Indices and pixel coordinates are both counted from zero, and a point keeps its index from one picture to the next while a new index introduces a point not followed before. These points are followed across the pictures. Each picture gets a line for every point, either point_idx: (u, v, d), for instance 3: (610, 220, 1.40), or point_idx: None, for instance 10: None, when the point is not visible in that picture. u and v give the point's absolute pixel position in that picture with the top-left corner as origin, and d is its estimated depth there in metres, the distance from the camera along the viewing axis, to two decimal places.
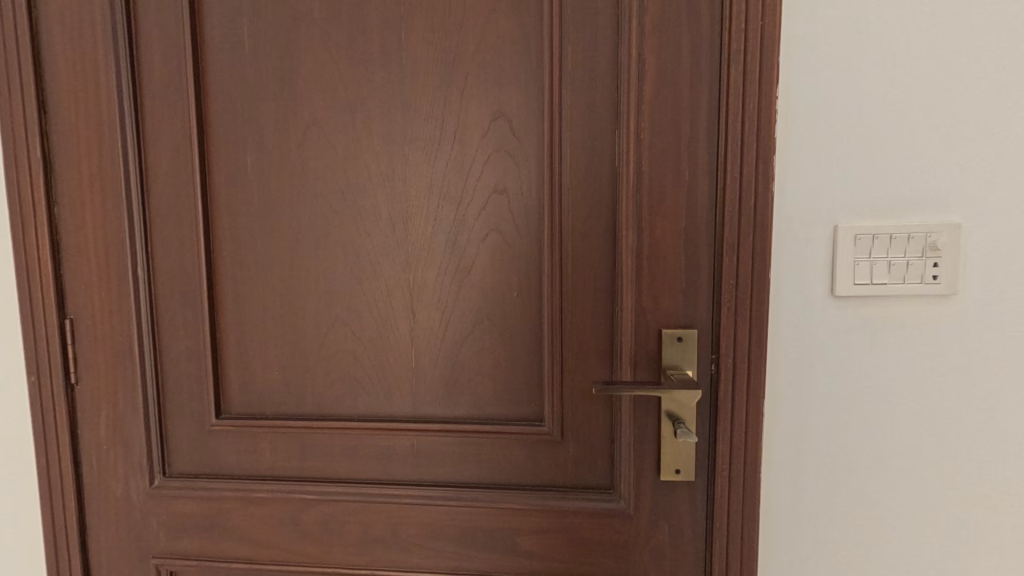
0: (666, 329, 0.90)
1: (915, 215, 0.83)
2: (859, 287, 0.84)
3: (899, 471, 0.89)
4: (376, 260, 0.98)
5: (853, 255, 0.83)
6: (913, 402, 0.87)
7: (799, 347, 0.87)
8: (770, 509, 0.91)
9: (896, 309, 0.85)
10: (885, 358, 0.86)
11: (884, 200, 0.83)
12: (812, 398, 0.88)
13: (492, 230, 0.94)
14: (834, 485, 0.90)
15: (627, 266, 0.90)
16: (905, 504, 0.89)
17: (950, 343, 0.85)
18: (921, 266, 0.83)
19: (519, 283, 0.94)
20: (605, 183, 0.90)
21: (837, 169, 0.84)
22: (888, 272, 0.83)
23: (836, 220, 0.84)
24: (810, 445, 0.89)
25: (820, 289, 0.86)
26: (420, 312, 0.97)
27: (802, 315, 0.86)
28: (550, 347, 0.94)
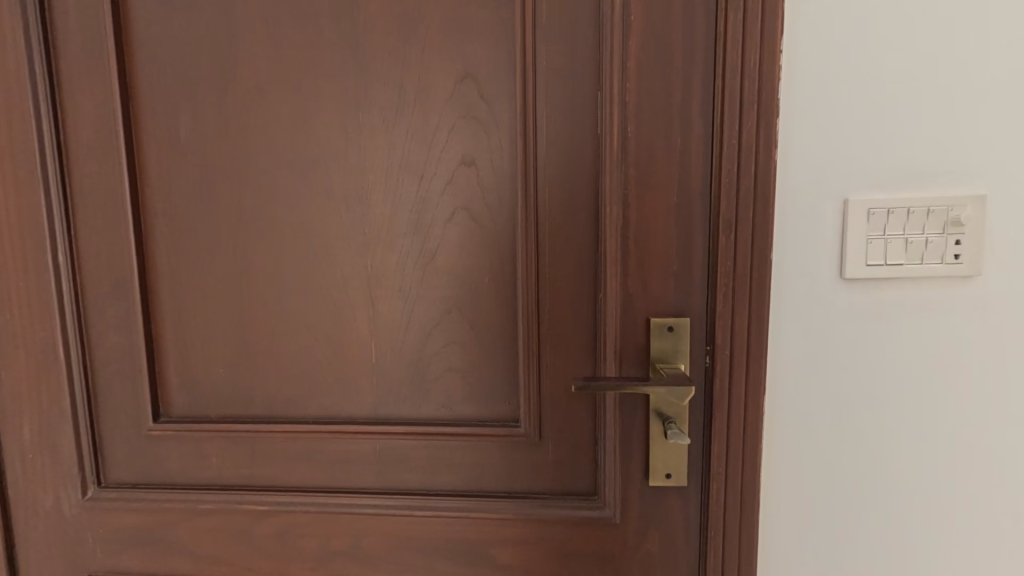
0: (655, 317, 0.81)
1: (935, 187, 0.73)
2: (871, 269, 0.74)
3: (915, 472, 0.80)
4: (330, 243, 0.87)
5: (866, 233, 0.74)
6: (929, 396, 0.78)
7: (803, 337, 0.78)
8: (770, 516, 0.82)
9: (912, 293, 0.76)
10: (900, 348, 0.77)
11: (901, 170, 0.74)
12: (817, 392, 0.79)
13: (460, 207, 0.83)
14: (841, 488, 0.81)
15: (613, 248, 0.80)
16: (918, 508, 0.81)
17: (971, 330, 0.76)
18: (942, 243, 0.73)
19: (492, 268, 0.84)
20: (586, 152, 0.79)
21: (849, 135, 0.74)
22: (904, 251, 0.73)
23: (847, 194, 0.74)
24: (815, 445, 0.80)
25: (828, 272, 0.76)
26: (381, 301, 0.87)
27: (808, 301, 0.77)
28: (526, 339, 0.84)
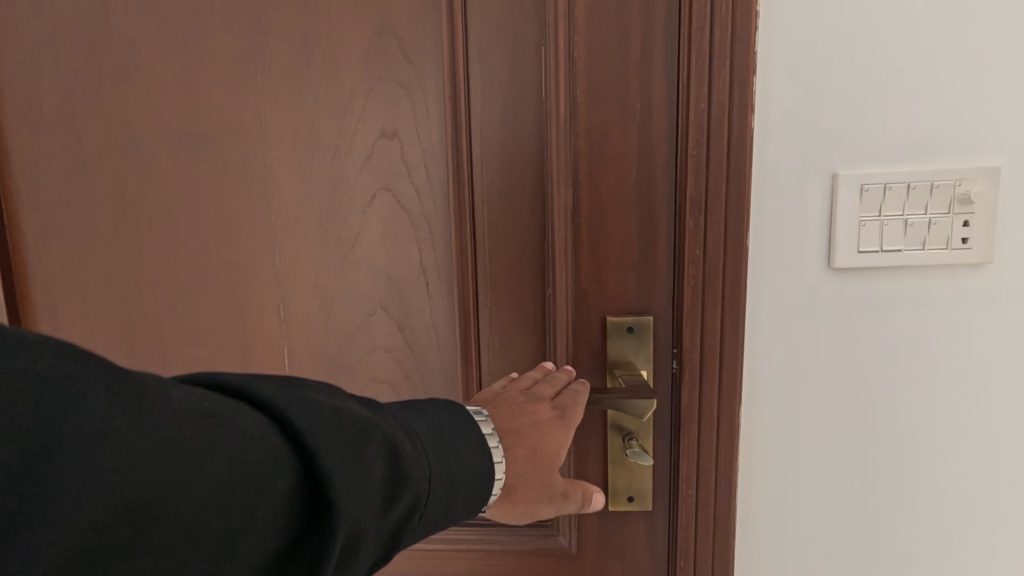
0: (613, 316, 0.69)
1: (941, 157, 0.61)
2: (864, 257, 0.63)
3: (915, 491, 0.69)
4: (229, 232, 0.72)
5: (857, 214, 0.62)
6: (931, 403, 0.67)
7: (784, 337, 0.66)
8: (747, 544, 0.71)
9: (911, 284, 0.64)
10: (896, 348, 0.66)
11: (901, 138, 0.62)
12: (800, 401, 0.68)
13: (382, 189, 0.70)
14: (831, 510, 0.70)
15: (562, 234, 0.67)
16: (915, 533, 0.70)
17: (979, 325, 0.65)
18: (949, 225, 0.61)
19: (422, 259, 0.71)
20: (529, 120, 0.66)
21: (840, 95, 0.61)
22: (904, 235, 0.62)
23: (836, 166, 0.62)
24: (800, 461, 0.69)
25: (813, 260, 0.64)
26: (293, 301, 0.73)
27: (789, 295, 0.65)
28: (465, 343, 0.72)
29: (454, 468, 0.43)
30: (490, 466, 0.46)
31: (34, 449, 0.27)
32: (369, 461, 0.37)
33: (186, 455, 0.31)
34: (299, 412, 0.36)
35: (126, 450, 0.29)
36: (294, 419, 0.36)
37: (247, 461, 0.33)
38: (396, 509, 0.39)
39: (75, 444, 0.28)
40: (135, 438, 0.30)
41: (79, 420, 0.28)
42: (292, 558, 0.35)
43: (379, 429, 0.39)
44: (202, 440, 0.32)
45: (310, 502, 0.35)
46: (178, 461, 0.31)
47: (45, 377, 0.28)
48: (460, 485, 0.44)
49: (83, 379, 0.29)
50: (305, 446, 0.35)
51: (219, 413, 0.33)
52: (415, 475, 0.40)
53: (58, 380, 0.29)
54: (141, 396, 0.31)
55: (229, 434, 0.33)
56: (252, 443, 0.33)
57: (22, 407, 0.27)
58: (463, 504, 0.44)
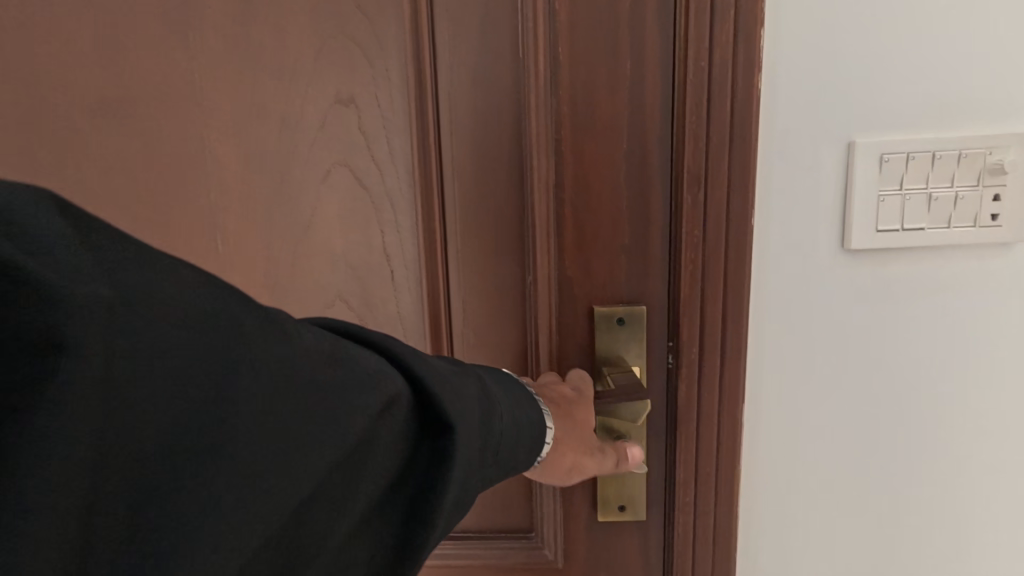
0: (602, 307, 0.61)
1: (970, 122, 0.54)
2: (883, 237, 0.56)
3: (941, 495, 0.62)
4: (164, 215, 0.63)
5: (877, 187, 0.55)
6: (959, 399, 0.60)
7: (794, 327, 0.59)
8: (750, 555, 0.64)
9: (934, 267, 0.57)
10: (919, 339, 0.59)
11: (926, 101, 0.54)
12: (813, 398, 0.61)
13: (337, 164, 0.61)
14: (847, 517, 0.63)
15: (544, 213, 0.59)
16: (937, 542, 0.63)
17: (1012, 312, 0.58)
18: (979, 198, 0.55)
19: (386, 244, 0.62)
20: (504, 81, 0.58)
21: (860, 53, 0.54)
22: (928, 212, 0.55)
23: (853, 135, 0.55)
24: (813, 463, 0.62)
25: (825, 241, 0.57)
26: (240, 292, 0.65)
27: (800, 281, 0.58)
28: (436, 337, 0.64)
29: (519, 412, 0.45)
30: (539, 415, 0.47)
31: (218, 385, 0.29)
32: (464, 399, 0.40)
33: (333, 389, 0.33)
34: (405, 356, 0.39)
35: (290, 394, 0.31)
36: (412, 363, 0.39)
37: (378, 395, 0.35)
38: (487, 449, 0.41)
39: (254, 380, 0.30)
40: (292, 377, 0.32)
41: (248, 384, 0.30)
42: (410, 481, 0.38)
43: (466, 376, 0.42)
44: (342, 377, 0.34)
45: (421, 433, 0.38)
46: (323, 394, 0.33)
47: (221, 324, 0.30)
48: (524, 431, 0.45)
49: (250, 325, 0.31)
50: (416, 383, 0.38)
51: (347, 355, 0.35)
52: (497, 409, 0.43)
53: (234, 348, 0.30)
54: (296, 337, 0.33)
55: (363, 372, 0.35)
56: (377, 380, 0.36)
57: (182, 351, 0.29)
58: (525, 450, 0.45)
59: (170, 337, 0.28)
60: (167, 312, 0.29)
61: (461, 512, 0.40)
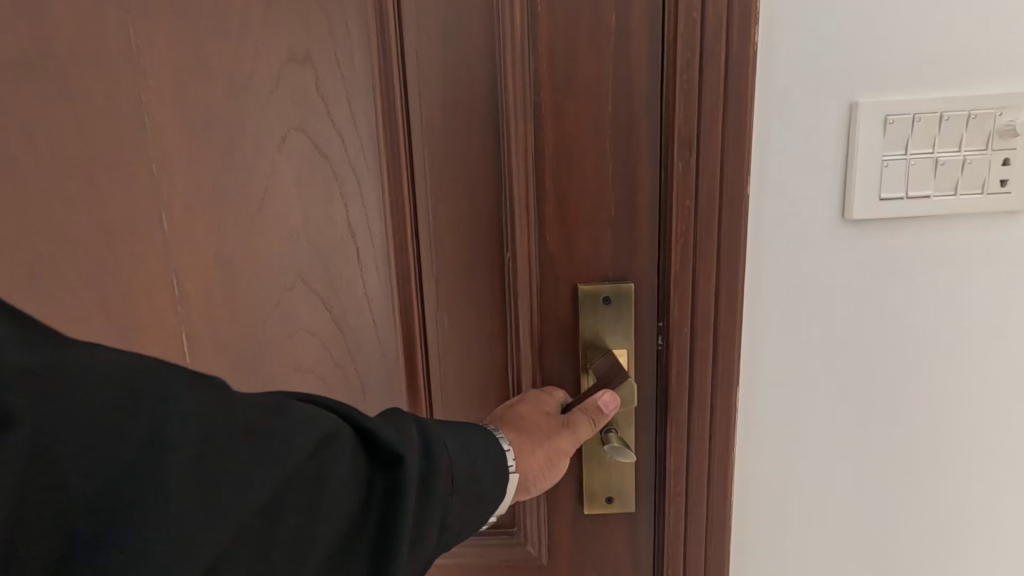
0: (586, 285, 0.56)
1: (980, 80, 0.50)
2: (887, 205, 0.52)
3: (945, 475, 0.59)
4: (100, 190, 0.57)
5: (880, 152, 0.51)
6: (962, 378, 0.57)
7: (792, 306, 0.55)
8: (744, 546, 0.61)
9: (940, 237, 0.54)
10: (923, 316, 0.56)
11: (933, 58, 0.50)
12: (811, 379, 0.57)
13: (294, 131, 0.55)
14: (846, 501, 0.60)
15: (522, 183, 0.54)
16: (937, 528, 0.60)
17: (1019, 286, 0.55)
18: (987, 162, 0.51)
19: (350, 218, 0.57)
20: (476, 33, 0.52)
21: (864, 5, 0.49)
22: (935, 176, 0.51)
23: (855, 95, 0.51)
24: (811, 447, 0.59)
25: (825, 211, 0.53)
26: (189, 275, 0.59)
27: (797, 253, 0.54)
28: (408, 320, 0.59)
29: (472, 438, 0.44)
30: (497, 442, 0.45)
31: (143, 440, 0.30)
32: (412, 435, 0.39)
33: (268, 435, 0.33)
34: (346, 406, 0.39)
35: (218, 441, 0.31)
36: (348, 410, 0.39)
37: (315, 437, 0.35)
38: (443, 480, 0.40)
39: (179, 432, 0.31)
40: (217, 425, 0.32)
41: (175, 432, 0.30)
42: (368, 523, 0.36)
43: (408, 414, 0.42)
44: (278, 423, 0.34)
45: (375, 470, 0.37)
46: (253, 440, 0.33)
47: (145, 383, 0.31)
48: (482, 462, 0.43)
49: (175, 381, 0.32)
50: (360, 424, 0.38)
51: (284, 404, 0.35)
52: (447, 441, 0.42)
53: (163, 400, 0.31)
54: (229, 393, 0.34)
55: (301, 416, 0.35)
56: (315, 423, 0.35)
57: (117, 405, 0.30)
58: (489, 478, 0.43)
59: (103, 387, 0.30)
60: (97, 368, 0.31)
61: (427, 550, 0.39)
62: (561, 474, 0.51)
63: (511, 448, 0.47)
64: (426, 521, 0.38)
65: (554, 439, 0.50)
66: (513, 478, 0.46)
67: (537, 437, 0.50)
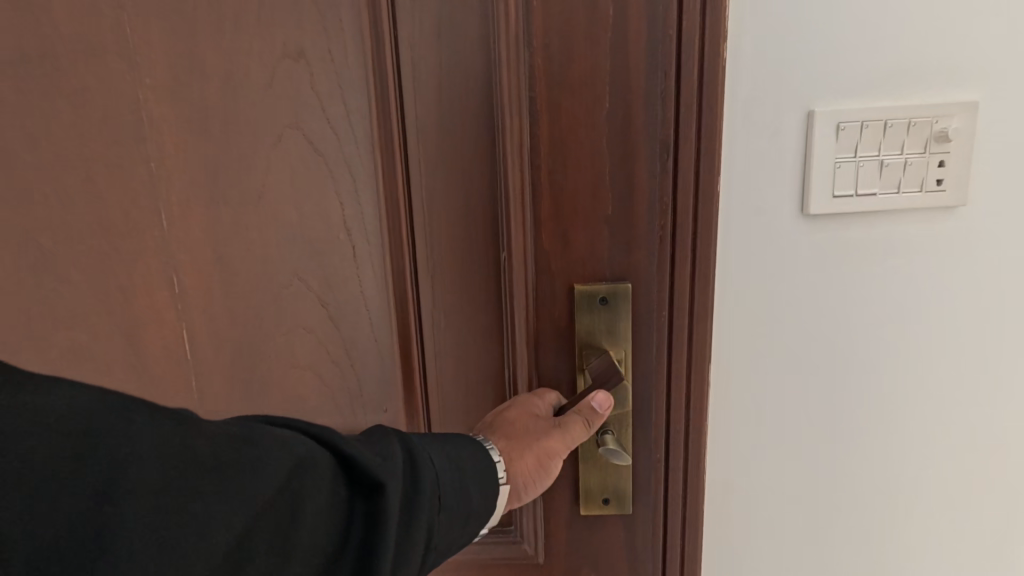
0: (582, 286, 0.55)
1: (924, 87, 0.52)
2: (840, 202, 0.53)
3: (906, 463, 0.61)
4: (99, 188, 0.57)
5: (834, 154, 0.52)
6: (936, 368, 0.59)
7: (768, 303, 0.56)
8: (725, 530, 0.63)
9: (896, 233, 0.55)
10: (901, 311, 0.57)
11: (884, 67, 0.51)
12: (767, 375, 0.58)
13: (288, 129, 0.55)
14: (824, 488, 0.62)
15: (517, 178, 0.53)
16: (913, 510, 0.63)
17: (984, 277, 0.56)
18: (925, 164, 0.53)
19: (345, 215, 0.57)
20: (470, 27, 0.51)
21: (822, 12, 0.50)
22: (880, 176, 0.53)
23: (812, 104, 0.52)
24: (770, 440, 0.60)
25: (787, 207, 0.54)
26: (188, 272, 0.59)
27: (759, 252, 0.55)
28: (404, 320, 0.59)
29: (458, 455, 0.44)
30: (485, 454, 0.45)
31: (107, 465, 0.29)
32: (395, 456, 0.40)
33: (239, 465, 0.33)
34: (321, 428, 0.39)
35: (188, 474, 0.31)
36: (326, 434, 0.38)
37: (291, 462, 0.35)
38: (428, 497, 0.40)
39: (143, 464, 0.30)
40: (186, 458, 0.31)
41: (139, 466, 0.30)
42: (351, 547, 0.36)
43: (387, 435, 0.42)
44: (248, 453, 0.34)
45: (355, 497, 0.37)
46: (228, 470, 0.32)
47: (108, 419, 0.30)
48: (470, 478, 0.43)
49: (138, 405, 0.32)
50: (337, 447, 0.38)
51: (256, 433, 0.35)
52: (432, 461, 0.42)
53: (126, 430, 0.30)
54: (197, 423, 0.33)
55: (272, 444, 0.35)
56: (290, 448, 0.35)
57: (90, 435, 0.29)
58: (476, 490, 0.43)
59: (76, 417, 0.29)
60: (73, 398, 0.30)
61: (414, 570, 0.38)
62: (555, 476, 0.51)
63: (500, 457, 0.47)
64: (413, 540, 0.38)
65: (549, 447, 0.50)
66: (506, 488, 0.46)
67: (527, 441, 0.49)
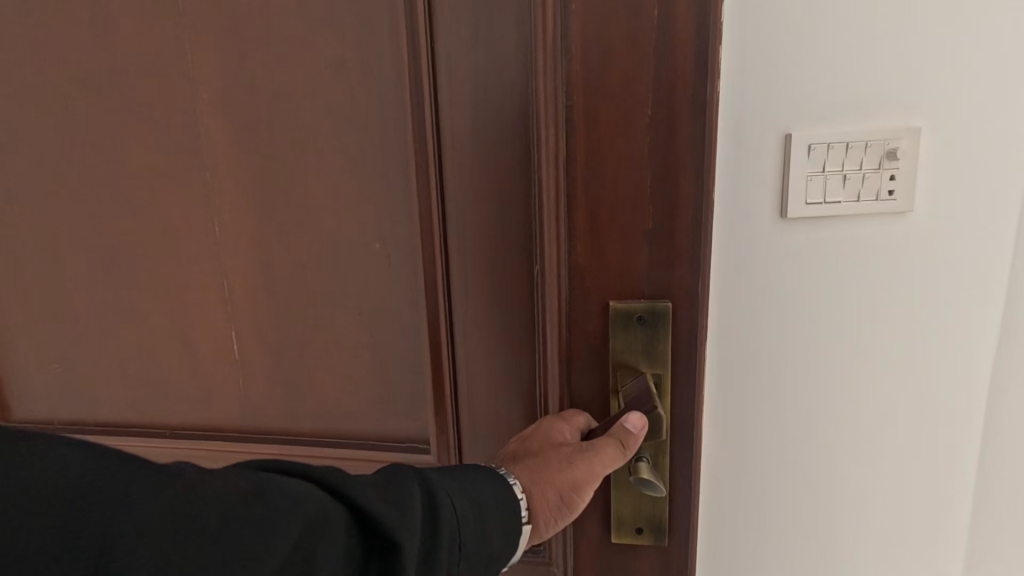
0: (618, 302, 0.52)
1: (896, 99, 0.50)
2: (816, 210, 0.52)
3: (887, 504, 0.59)
4: (163, 195, 0.61)
5: (812, 162, 0.51)
6: (938, 383, 0.56)
7: (756, 310, 0.55)
8: (721, 542, 0.61)
9: (876, 243, 0.53)
10: (888, 323, 0.55)
11: (866, 79, 0.50)
12: (733, 398, 0.57)
13: (327, 140, 0.56)
14: (823, 504, 0.59)
15: (551, 188, 0.50)
16: (917, 531, 0.59)
17: (975, 289, 0.54)
18: (880, 176, 0.51)
19: (378, 224, 0.57)
20: (506, 36, 0.50)
21: (813, 23, 0.50)
22: (845, 187, 0.52)
23: (787, 124, 0.51)
24: (739, 468, 0.59)
25: (765, 213, 0.53)
26: (236, 277, 0.62)
27: (745, 259, 0.54)
28: (434, 331, 0.58)
29: (479, 497, 0.42)
30: (506, 487, 0.44)
31: (98, 534, 0.27)
32: (414, 508, 0.37)
33: (244, 529, 0.31)
34: (336, 474, 0.37)
35: (190, 544, 0.29)
36: (341, 483, 0.36)
37: (302, 522, 0.33)
38: (447, 546, 0.38)
39: (141, 535, 0.28)
40: (188, 527, 0.29)
41: (138, 537, 0.28)
42: None
43: (406, 478, 0.39)
44: (256, 514, 0.31)
45: (371, 554, 0.35)
46: (234, 535, 0.30)
47: (110, 482, 0.28)
48: (492, 523, 0.41)
49: (126, 455, 0.30)
50: (350, 499, 0.35)
51: (265, 487, 0.33)
52: (450, 505, 0.40)
53: (128, 496, 0.28)
54: (202, 482, 0.31)
55: (281, 502, 0.33)
56: (301, 506, 0.33)
57: (90, 502, 0.28)
58: (498, 534, 0.42)
59: (78, 481, 0.28)
60: (77, 459, 0.28)
61: None
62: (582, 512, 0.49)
63: (524, 493, 0.45)
64: None
65: (576, 487, 0.47)
66: (528, 528, 0.45)
67: (558, 479, 0.47)
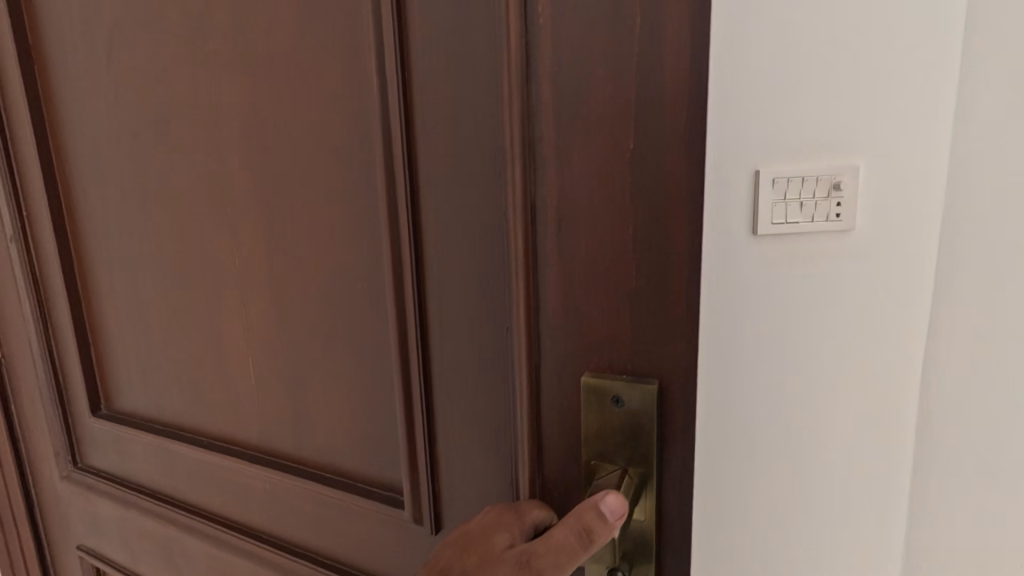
0: (591, 376, 0.42)
1: (836, 152, 0.74)
2: (778, 227, 0.76)
3: (830, 455, 0.82)
4: (203, 225, 0.67)
5: (776, 194, 0.75)
6: (871, 350, 0.79)
7: (738, 302, 0.78)
8: (720, 483, 0.82)
9: (823, 251, 0.78)
10: (834, 305, 0.78)
11: (816, 135, 0.73)
12: (723, 381, 0.75)
13: (318, 177, 0.55)
14: (790, 443, 0.82)
15: (518, 239, 0.42)
16: (864, 460, 0.82)
17: (897, 277, 0.77)
18: (830, 203, 0.76)
19: (362, 261, 0.55)
20: (477, 63, 0.44)
21: (776, 102, 0.73)
22: (800, 212, 0.76)
23: (757, 166, 0.75)
24: (724, 433, 0.80)
25: (741, 227, 0.78)
26: (252, 306, 0.65)
27: (730, 265, 0.79)
28: (406, 380, 0.54)
29: None
30: None
31: None
32: None
33: None
34: None
35: None
36: None
37: None
38: None
39: None
40: None
41: None
42: None
43: None
44: None
45: None
46: None
47: None
48: None
49: None
50: None
51: None
52: None
53: None
54: None
55: None
56: None
57: None
58: None
59: None
60: None
61: None
62: None
63: None
64: None
65: None
66: None
67: None
